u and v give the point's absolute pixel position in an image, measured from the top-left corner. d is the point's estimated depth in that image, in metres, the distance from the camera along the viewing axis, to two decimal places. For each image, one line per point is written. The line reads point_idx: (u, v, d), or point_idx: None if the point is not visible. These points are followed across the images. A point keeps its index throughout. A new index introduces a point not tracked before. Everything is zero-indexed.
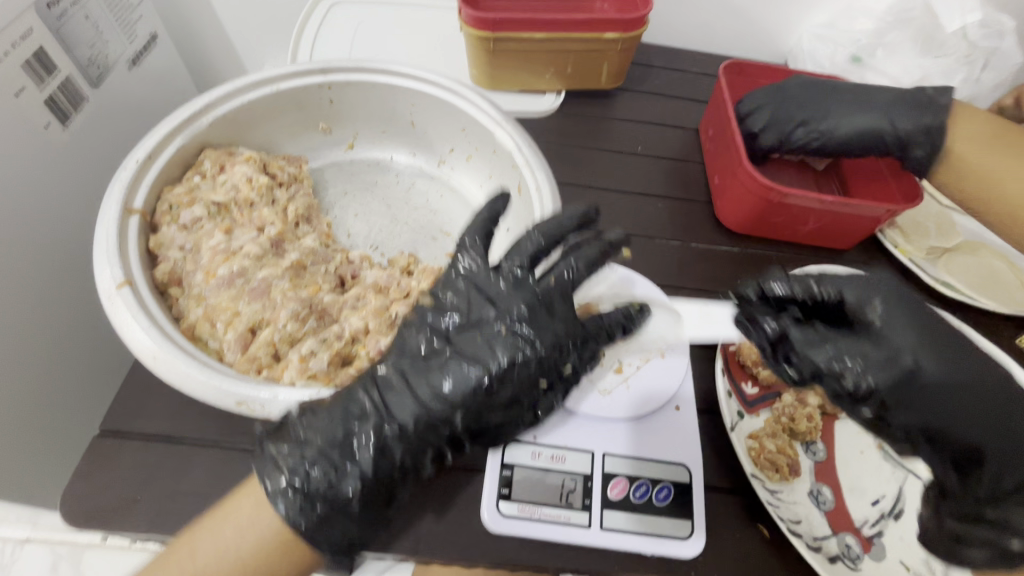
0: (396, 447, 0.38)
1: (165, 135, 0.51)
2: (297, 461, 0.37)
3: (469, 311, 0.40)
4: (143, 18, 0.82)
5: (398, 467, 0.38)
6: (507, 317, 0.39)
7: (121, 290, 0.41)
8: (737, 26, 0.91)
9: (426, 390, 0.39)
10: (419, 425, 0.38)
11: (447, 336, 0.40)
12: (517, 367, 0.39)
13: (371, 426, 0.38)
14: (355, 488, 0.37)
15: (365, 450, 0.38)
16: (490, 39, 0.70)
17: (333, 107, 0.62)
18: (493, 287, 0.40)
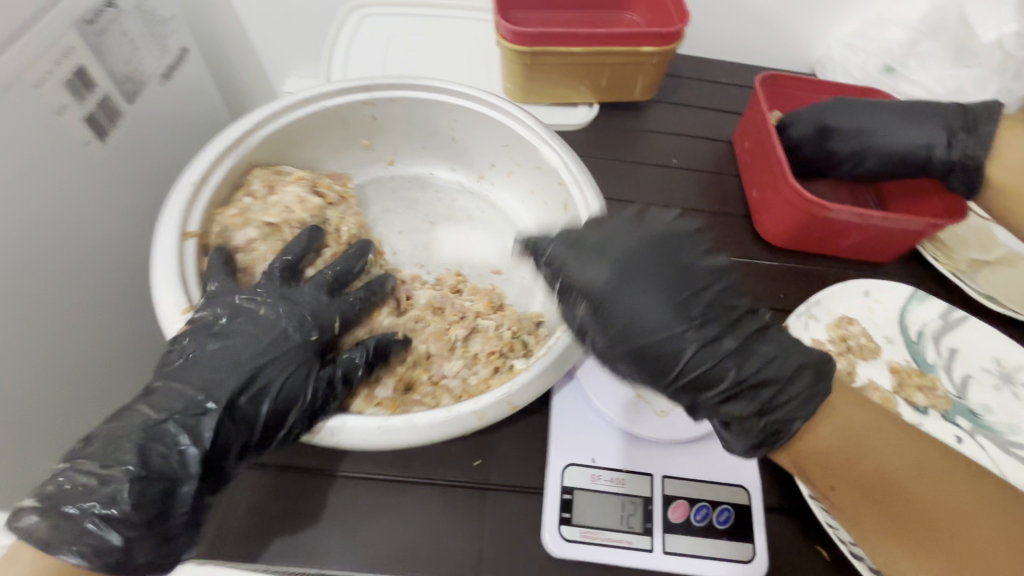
0: (183, 434, 0.39)
1: (216, 155, 0.51)
2: (68, 481, 0.36)
3: (247, 314, 0.44)
4: (175, 32, 0.82)
5: (173, 454, 0.38)
6: (281, 317, 0.44)
7: (184, 317, 0.43)
8: (766, 36, 0.91)
9: (202, 381, 0.41)
10: (191, 419, 0.39)
11: (216, 331, 0.42)
12: (285, 354, 0.43)
13: (146, 426, 0.39)
14: (131, 489, 0.37)
15: (150, 447, 0.38)
16: (527, 53, 0.70)
17: (376, 123, 0.62)
18: (281, 293, 0.46)
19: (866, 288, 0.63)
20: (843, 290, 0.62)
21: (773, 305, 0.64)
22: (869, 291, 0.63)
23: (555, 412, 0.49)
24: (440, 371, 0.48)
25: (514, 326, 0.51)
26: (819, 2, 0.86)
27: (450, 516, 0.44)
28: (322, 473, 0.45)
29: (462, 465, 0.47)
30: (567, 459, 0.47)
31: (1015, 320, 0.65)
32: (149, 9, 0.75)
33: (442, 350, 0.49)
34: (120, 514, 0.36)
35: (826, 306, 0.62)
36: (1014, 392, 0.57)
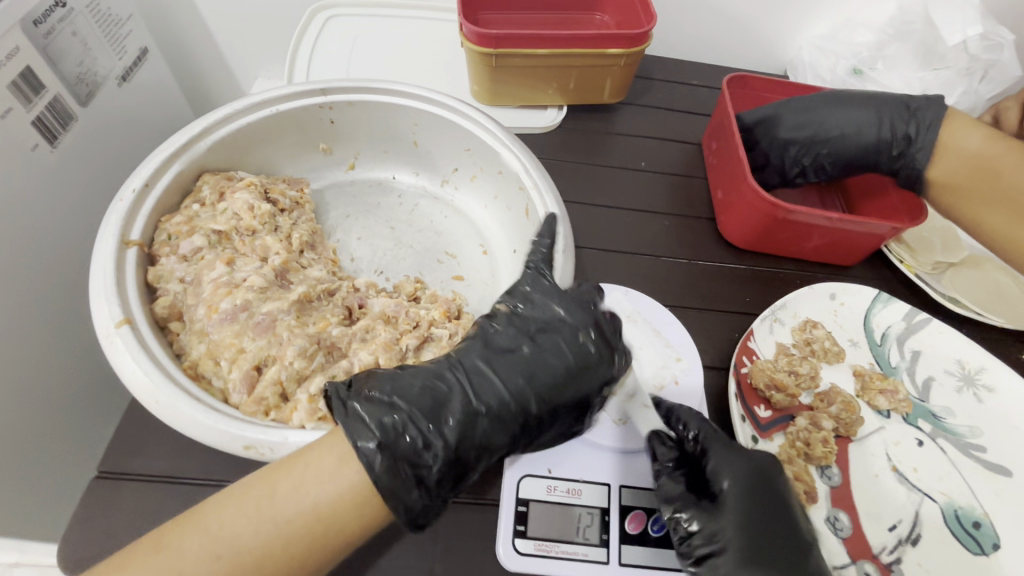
0: (478, 421, 0.39)
1: (161, 161, 0.49)
2: (387, 419, 0.36)
3: (532, 327, 0.44)
4: (133, 33, 0.80)
5: (476, 445, 0.38)
6: (569, 309, 0.45)
7: (120, 330, 0.40)
8: (737, 37, 0.91)
9: (516, 378, 0.41)
10: (494, 425, 0.39)
11: (530, 335, 0.43)
12: (592, 365, 0.43)
13: (457, 400, 0.39)
14: (438, 456, 0.37)
15: (455, 420, 0.38)
16: (492, 55, 0.69)
17: (334, 127, 0.61)
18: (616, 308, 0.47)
19: (831, 291, 0.63)
20: (809, 294, 0.62)
21: (739, 309, 0.63)
22: (835, 294, 0.63)
23: None
24: None
25: None
26: (789, 5, 0.86)
27: (400, 533, 0.43)
28: None
29: None
30: (523, 470, 0.46)
31: (978, 322, 0.65)
32: (104, 9, 0.73)
33: None
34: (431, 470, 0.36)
35: (791, 309, 0.61)
36: (976, 394, 0.58)
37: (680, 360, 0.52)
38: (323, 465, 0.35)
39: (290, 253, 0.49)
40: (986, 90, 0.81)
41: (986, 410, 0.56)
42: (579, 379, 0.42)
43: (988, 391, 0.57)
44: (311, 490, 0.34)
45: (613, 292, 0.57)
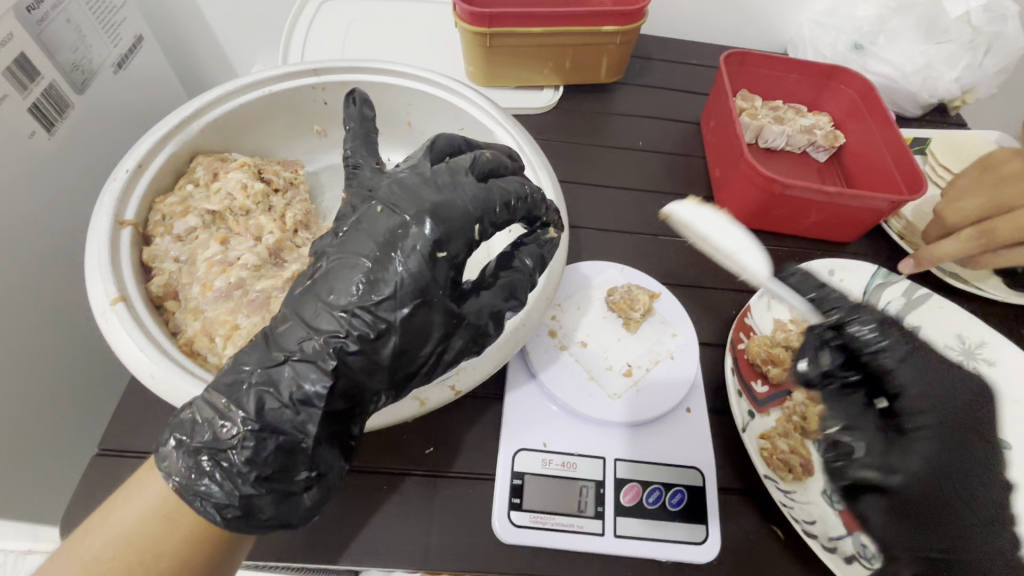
0: (299, 378, 0.34)
1: (154, 142, 0.50)
2: (187, 415, 0.34)
3: (341, 242, 0.37)
4: (127, 20, 0.80)
5: (303, 403, 0.34)
6: (388, 211, 0.37)
7: (114, 307, 0.40)
8: (735, 15, 0.90)
9: (313, 311, 0.35)
10: (305, 373, 0.34)
11: (346, 253, 0.36)
12: (421, 276, 0.35)
13: (266, 365, 0.35)
14: (240, 434, 0.33)
15: (267, 393, 0.34)
16: (486, 35, 0.69)
17: (328, 108, 0.60)
18: (416, 189, 0.37)
19: (830, 267, 0.63)
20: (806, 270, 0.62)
21: (737, 286, 0.63)
22: (833, 270, 0.63)
23: (511, 399, 0.48)
24: None
25: None
26: None
27: (395, 509, 0.43)
28: (389, 475, 0.45)
29: (414, 454, 0.46)
30: (519, 444, 0.46)
31: (980, 297, 0.65)
32: None
33: None
34: (248, 453, 0.33)
35: None
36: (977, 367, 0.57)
37: (676, 336, 0.52)
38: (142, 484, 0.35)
39: (284, 232, 0.49)
40: (990, 64, 0.80)
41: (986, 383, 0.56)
42: (406, 290, 0.35)
43: (989, 364, 0.57)
44: (118, 521, 0.33)
45: (608, 269, 0.56)
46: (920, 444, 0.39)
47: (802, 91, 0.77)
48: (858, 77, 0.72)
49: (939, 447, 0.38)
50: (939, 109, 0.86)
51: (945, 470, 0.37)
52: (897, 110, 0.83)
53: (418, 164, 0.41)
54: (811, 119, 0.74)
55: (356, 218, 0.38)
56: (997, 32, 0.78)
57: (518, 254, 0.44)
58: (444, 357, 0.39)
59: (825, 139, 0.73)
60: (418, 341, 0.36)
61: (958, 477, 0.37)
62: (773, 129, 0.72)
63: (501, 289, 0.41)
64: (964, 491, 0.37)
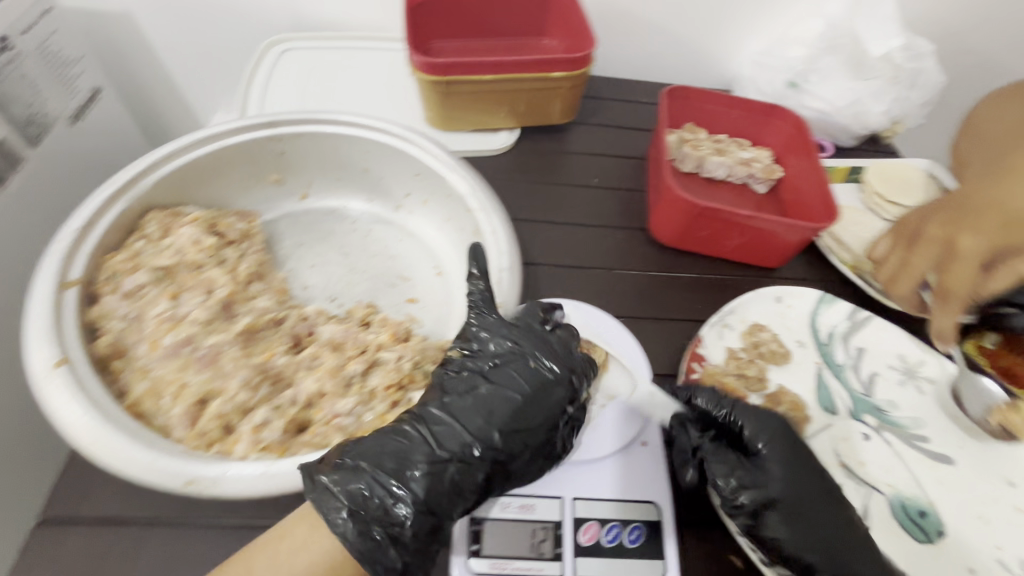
0: (454, 475, 0.39)
1: (104, 200, 0.50)
2: (354, 485, 0.36)
3: (486, 366, 0.44)
4: (85, 73, 0.81)
5: (458, 497, 0.39)
6: (526, 344, 0.45)
7: (56, 370, 0.39)
8: (680, 55, 0.95)
9: (474, 427, 0.41)
10: (463, 475, 0.39)
11: (486, 374, 0.43)
12: (558, 404, 0.43)
13: (423, 458, 0.39)
14: (407, 512, 0.37)
15: (424, 481, 0.38)
16: (441, 83, 0.71)
17: (284, 158, 0.62)
18: (548, 340, 0.46)
19: (777, 294, 0.65)
20: (754, 298, 0.64)
21: (689, 317, 0.65)
22: (781, 297, 0.65)
23: None
24: (331, 410, 0.42)
25: (417, 357, 0.46)
26: (725, 23, 0.90)
27: None
28: None
29: None
30: None
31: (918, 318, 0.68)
32: (55, 51, 0.74)
33: (335, 388, 0.43)
34: (405, 530, 0.37)
35: (740, 314, 0.63)
36: (917, 386, 0.60)
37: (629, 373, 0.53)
38: (296, 540, 0.35)
39: (236, 284, 0.49)
40: (914, 97, 0.86)
41: (926, 401, 0.59)
42: (541, 412, 0.42)
43: (929, 382, 0.60)
44: None
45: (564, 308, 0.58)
46: (775, 459, 0.45)
47: (743, 125, 0.81)
48: (792, 114, 0.77)
49: (788, 457, 0.45)
50: (873, 138, 0.91)
51: (805, 484, 0.44)
52: (832, 141, 0.89)
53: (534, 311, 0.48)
54: (751, 153, 0.79)
55: (496, 348, 0.45)
56: (917, 68, 0.84)
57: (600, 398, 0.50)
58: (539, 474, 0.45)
59: (763, 172, 0.77)
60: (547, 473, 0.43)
61: (810, 482, 0.44)
62: (712, 160, 0.77)
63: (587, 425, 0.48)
64: (823, 496, 0.44)
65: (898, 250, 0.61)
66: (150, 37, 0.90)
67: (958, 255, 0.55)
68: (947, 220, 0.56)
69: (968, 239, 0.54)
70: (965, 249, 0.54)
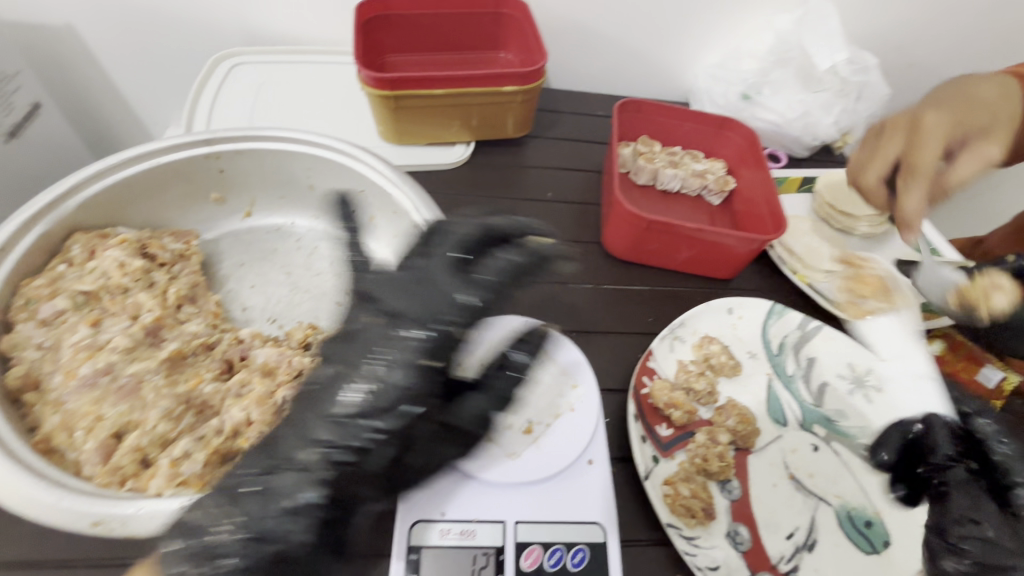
0: (304, 486, 0.36)
1: (22, 224, 0.47)
2: (191, 517, 0.35)
3: (338, 358, 0.41)
4: (22, 88, 0.78)
5: (303, 506, 0.36)
6: (384, 316, 0.42)
7: None
8: (637, 68, 0.96)
9: (311, 424, 0.38)
10: (303, 482, 0.36)
11: (340, 361, 0.41)
12: (406, 378, 0.39)
13: (267, 468, 0.37)
14: (240, 541, 0.35)
15: (261, 496, 0.36)
16: (391, 97, 0.70)
17: (225, 176, 0.60)
18: (414, 297, 0.42)
19: (728, 305, 0.65)
20: (705, 309, 0.64)
21: (641, 330, 0.65)
22: (732, 308, 0.65)
23: None
24: (256, 439, 0.40)
25: None
26: (679, 37, 0.92)
27: None
28: None
29: None
30: (415, 515, 0.44)
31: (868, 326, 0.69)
32: None
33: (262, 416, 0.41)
34: (246, 555, 0.34)
35: (691, 327, 0.63)
36: (866, 395, 0.60)
37: (577, 387, 0.52)
38: None
39: (165, 308, 0.47)
40: (862, 109, 0.88)
41: (873, 409, 0.59)
42: (390, 394, 0.39)
43: (877, 391, 0.60)
44: None
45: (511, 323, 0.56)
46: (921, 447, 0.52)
47: (697, 137, 0.82)
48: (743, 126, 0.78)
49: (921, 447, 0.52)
50: (825, 149, 0.93)
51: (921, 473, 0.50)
52: (785, 151, 0.91)
53: (411, 263, 0.45)
54: (705, 165, 0.80)
55: (355, 329, 0.42)
56: (863, 81, 0.86)
57: (511, 350, 0.48)
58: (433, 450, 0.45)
59: (716, 184, 0.78)
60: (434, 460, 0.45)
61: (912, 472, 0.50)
62: (667, 172, 0.78)
63: (495, 394, 0.46)
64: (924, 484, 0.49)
65: (886, 139, 0.61)
66: (96, 50, 0.88)
67: (929, 137, 0.56)
68: (920, 113, 0.59)
69: (933, 118, 0.57)
70: (930, 129, 0.57)
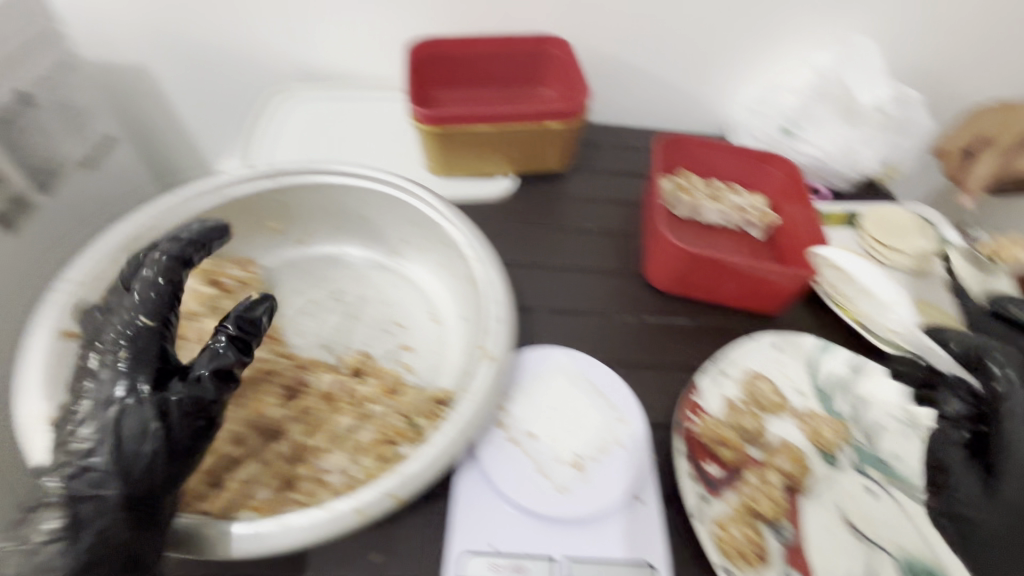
0: (56, 519, 0.37)
1: (105, 253, 0.51)
2: None
3: (78, 395, 0.41)
4: (98, 122, 0.84)
5: (60, 534, 0.36)
6: (101, 340, 0.42)
7: (49, 424, 0.40)
8: (677, 103, 0.98)
9: (53, 466, 0.38)
10: (54, 516, 0.37)
11: (78, 395, 0.41)
12: (126, 390, 0.40)
13: (33, 514, 0.38)
14: None
15: (33, 538, 0.36)
16: (441, 134, 0.74)
17: (286, 208, 0.63)
18: (112, 311, 0.42)
19: (772, 340, 0.64)
20: (751, 345, 0.63)
21: (686, 364, 0.64)
22: (776, 344, 0.64)
23: (458, 499, 0.47)
24: (320, 466, 0.42)
25: (408, 411, 0.47)
26: (719, 73, 0.93)
27: None
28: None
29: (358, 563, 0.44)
30: (467, 547, 0.45)
31: None
32: (70, 103, 0.78)
33: (322, 443, 0.44)
34: None
35: (738, 363, 0.62)
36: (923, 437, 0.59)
37: (625, 422, 0.52)
38: None
39: None
40: (906, 144, 0.87)
41: None
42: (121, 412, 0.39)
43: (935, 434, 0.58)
44: None
45: (557, 355, 0.56)
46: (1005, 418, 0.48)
47: (738, 172, 0.83)
48: (786, 162, 0.78)
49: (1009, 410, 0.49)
50: (868, 183, 0.93)
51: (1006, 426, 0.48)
52: (828, 185, 0.91)
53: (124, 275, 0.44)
54: (747, 199, 0.80)
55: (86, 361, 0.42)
56: (908, 116, 0.85)
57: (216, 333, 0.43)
58: (188, 441, 0.40)
59: (757, 218, 0.78)
60: (179, 450, 0.39)
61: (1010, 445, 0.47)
62: (709, 207, 0.78)
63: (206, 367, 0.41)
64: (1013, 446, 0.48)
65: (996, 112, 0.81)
66: (164, 87, 0.94)
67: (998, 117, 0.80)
68: None
69: None
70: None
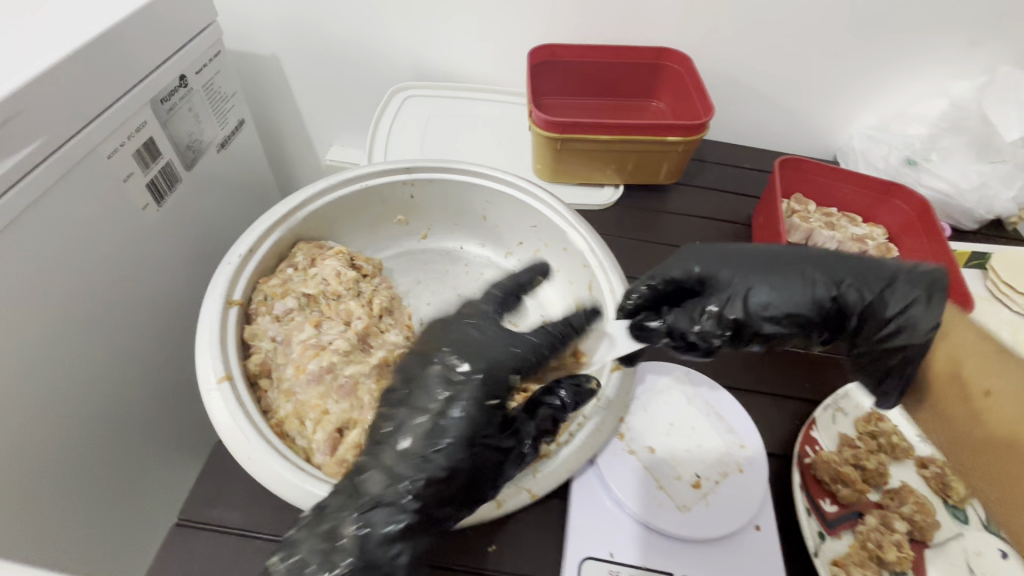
0: (390, 521, 0.37)
1: (264, 230, 0.54)
2: (293, 561, 0.35)
3: (410, 414, 0.41)
4: (235, 107, 0.90)
5: (394, 537, 0.37)
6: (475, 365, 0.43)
7: (220, 385, 0.43)
8: (787, 126, 0.95)
9: (382, 471, 0.38)
10: (388, 517, 0.37)
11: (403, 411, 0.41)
12: (482, 419, 0.41)
13: (349, 512, 0.37)
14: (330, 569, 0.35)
15: (355, 535, 0.36)
16: (558, 140, 0.74)
17: (413, 201, 0.66)
18: (483, 347, 0.44)
19: None
20: None
21: (801, 395, 0.62)
22: None
23: (574, 500, 0.48)
24: None
25: None
26: (840, 97, 0.90)
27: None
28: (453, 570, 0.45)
29: (477, 552, 0.46)
30: (584, 550, 0.45)
31: None
32: (216, 88, 0.84)
33: None
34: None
35: (854, 400, 0.60)
36: None
37: (744, 448, 0.51)
38: None
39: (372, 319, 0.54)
40: None
41: None
42: (462, 439, 0.40)
43: None
44: None
45: (674, 372, 0.57)
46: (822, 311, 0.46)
47: (856, 200, 0.79)
48: (913, 194, 0.74)
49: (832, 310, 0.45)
50: (995, 223, 0.87)
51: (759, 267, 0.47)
52: (952, 223, 0.86)
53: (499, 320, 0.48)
54: (865, 230, 0.77)
55: (420, 379, 0.42)
56: None
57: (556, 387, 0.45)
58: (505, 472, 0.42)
59: (877, 251, 0.75)
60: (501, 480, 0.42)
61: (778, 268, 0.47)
62: (824, 233, 0.75)
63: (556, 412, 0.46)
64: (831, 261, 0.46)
65: None
66: (291, 77, 1.00)
67: None
68: None
69: None
70: None
